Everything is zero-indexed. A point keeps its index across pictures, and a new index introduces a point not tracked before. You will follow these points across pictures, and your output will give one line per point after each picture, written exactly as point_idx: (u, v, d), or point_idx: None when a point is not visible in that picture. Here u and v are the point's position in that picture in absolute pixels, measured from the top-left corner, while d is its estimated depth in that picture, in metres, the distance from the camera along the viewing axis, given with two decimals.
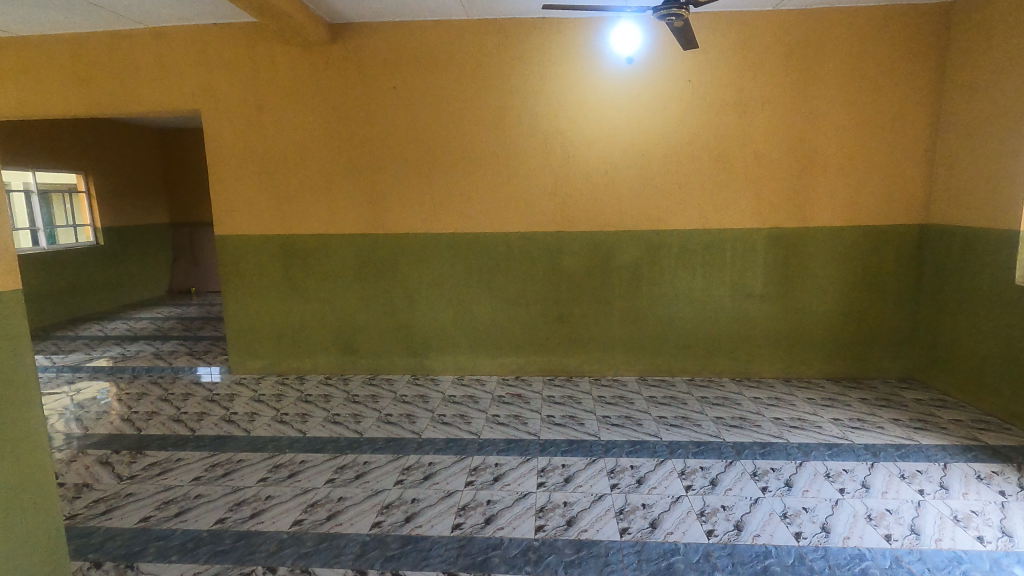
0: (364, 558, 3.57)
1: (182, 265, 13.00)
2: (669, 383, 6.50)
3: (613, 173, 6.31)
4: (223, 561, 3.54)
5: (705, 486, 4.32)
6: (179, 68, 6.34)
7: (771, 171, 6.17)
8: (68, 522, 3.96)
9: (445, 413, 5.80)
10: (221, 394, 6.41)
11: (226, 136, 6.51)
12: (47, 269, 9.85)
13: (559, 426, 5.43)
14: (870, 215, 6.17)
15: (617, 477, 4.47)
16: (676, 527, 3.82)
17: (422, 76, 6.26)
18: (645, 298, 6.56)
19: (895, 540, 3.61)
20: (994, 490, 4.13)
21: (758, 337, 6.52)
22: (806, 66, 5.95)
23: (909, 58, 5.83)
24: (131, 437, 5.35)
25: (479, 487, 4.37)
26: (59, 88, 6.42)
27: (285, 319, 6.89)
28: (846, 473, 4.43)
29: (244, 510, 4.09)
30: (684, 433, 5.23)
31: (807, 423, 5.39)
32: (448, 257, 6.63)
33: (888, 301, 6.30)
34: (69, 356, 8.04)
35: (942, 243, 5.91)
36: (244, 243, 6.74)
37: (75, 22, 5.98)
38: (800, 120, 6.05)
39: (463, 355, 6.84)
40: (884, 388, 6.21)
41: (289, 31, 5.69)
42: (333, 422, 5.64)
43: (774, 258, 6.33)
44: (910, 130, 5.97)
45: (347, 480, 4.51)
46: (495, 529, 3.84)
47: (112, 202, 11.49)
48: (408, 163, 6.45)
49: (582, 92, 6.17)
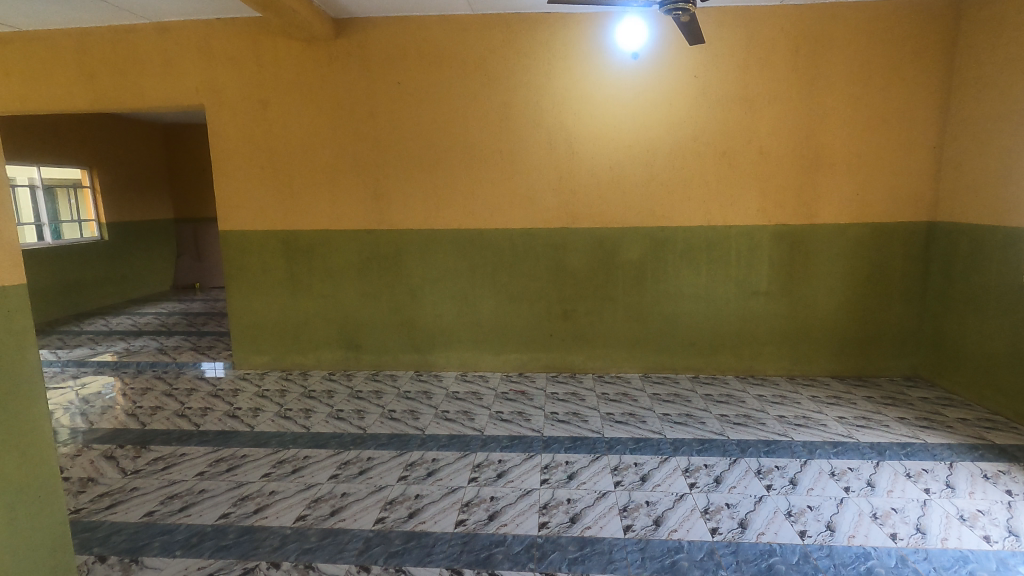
0: (454, 557, 3.46)
1: (187, 260, 12.95)
2: (722, 381, 6.33)
3: (618, 169, 6.19)
4: (316, 559, 3.46)
5: (786, 485, 4.17)
6: (183, 62, 6.26)
7: (778, 167, 6.03)
8: (73, 517, 3.91)
9: (502, 410, 5.68)
10: (271, 389, 6.31)
11: (231, 130, 6.43)
12: (52, 264, 9.82)
13: (622, 424, 5.29)
14: (878, 211, 6.02)
15: (693, 476, 4.34)
16: (769, 527, 3.68)
17: (432, 70, 6.15)
18: (650, 295, 6.44)
19: (996, 542, 3.47)
20: (1001, 489, 4.02)
21: (767, 336, 6.38)
22: (833, 58, 5.78)
23: (925, 52, 5.66)
24: (134, 432, 5.27)
25: (557, 484, 4.27)
26: (81, 84, 6.35)
27: (297, 315, 6.82)
28: (927, 473, 4.27)
29: (322, 508, 4.00)
30: (751, 431, 5.07)
31: (874, 421, 5.21)
32: (450, 253, 6.53)
33: (895, 299, 6.14)
34: (74, 350, 8.00)
35: (949, 240, 5.75)
36: (249, 238, 6.67)
37: (92, 15, 5.89)
38: (811, 116, 5.90)
39: (467, 351, 6.74)
40: (890, 386, 6.07)
41: (294, 24, 5.60)
42: (391, 418, 5.53)
43: (780, 255, 6.19)
44: (919, 126, 5.81)
45: (420, 477, 4.41)
46: (583, 528, 3.73)
47: (118, 198, 11.42)
48: (436, 156, 6.34)
49: (605, 86, 6.04)
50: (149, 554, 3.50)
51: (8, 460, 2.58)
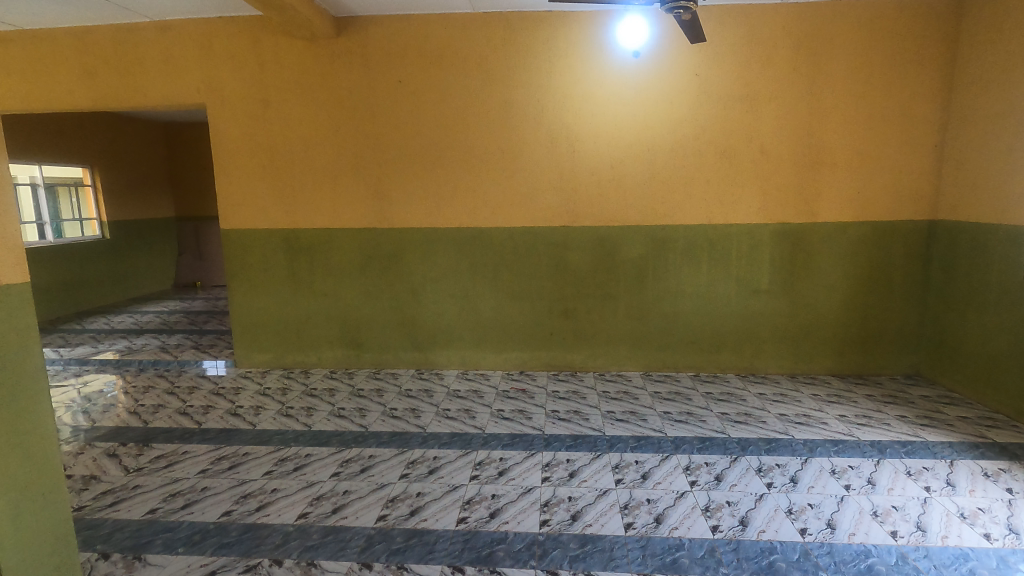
0: (454, 554, 3.48)
1: (188, 258, 12.96)
2: (723, 379, 6.33)
3: (619, 168, 6.18)
4: (318, 556, 3.47)
5: (786, 483, 4.17)
6: (184, 61, 6.27)
7: (778, 165, 6.02)
8: (76, 514, 3.93)
9: (503, 408, 5.69)
10: (272, 387, 6.33)
11: (231, 129, 6.44)
12: (55, 263, 9.84)
13: (623, 422, 5.30)
14: (878, 210, 6.01)
15: (694, 474, 4.34)
16: (769, 525, 3.68)
17: (426, 71, 6.16)
18: (650, 293, 6.44)
19: (996, 540, 3.47)
20: (1002, 487, 4.02)
21: (768, 335, 6.38)
22: (833, 56, 5.77)
23: (927, 50, 5.64)
24: (138, 430, 5.30)
25: (559, 482, 4.27)
26: (81, 83, 6.35)
27: (299, 313, 6.83)
28: (927, 471, 4.27)
29: (324, 506, 4.01)
30: (752, 429, 5.08)
31: (874, 419, 5.21)
32: (450, 251, 6.54)
33: (894, 297, 6.14)
34: (76, 349, 8.02)
35: (950, 239, 5.74)
36: (250, 236, 6.69)
37: (93, 14, 5.90)
38: (811, 114, 5.89)
39: (468, 350, 6.75)
40: (891, 384, 6.07)
41: (294, 23, 5.60)
42: (392, 416, 5.54)
43: (780, 254, 6.19)
44: (919, 124, 5.80)
45: (421, 475, 4.43)
46: (584, 526, 3.73)
47: (119, 196, 11.44)
48: (425, 157, 6.35)
49: (592, 86, 6.04)
50: (151, 551, 3.52)
51: (12, 458, 2.56)
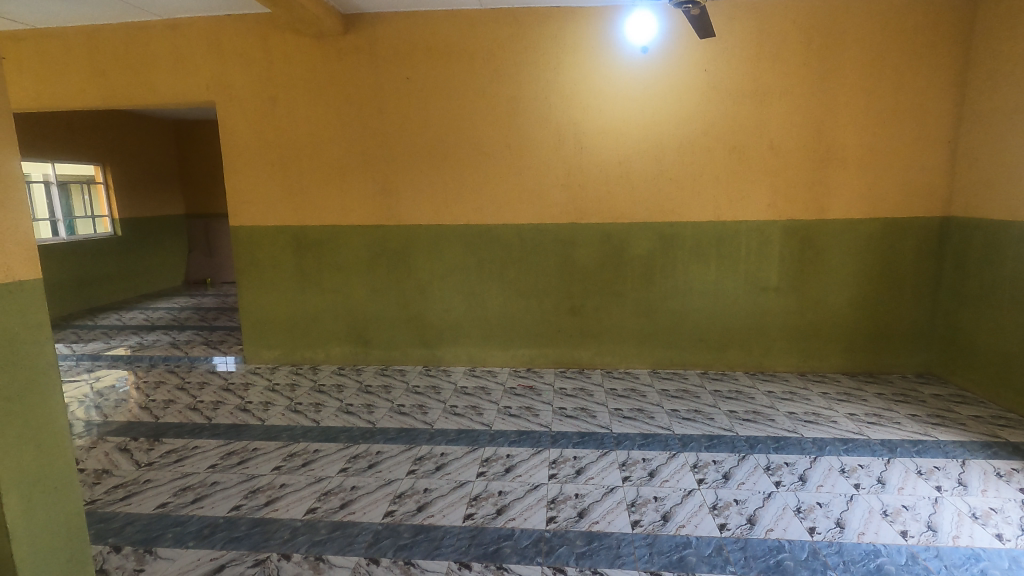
0: (464, 550, 3.46)
1: (199, 257, 12.97)
2: (732, 376, 6.26)
3: (626, 164, 6.15)
4: (326, 550, 3.47)
5: (795, 483, 4.11)
6: (196, 57, 6.30)
7: (788, 160, 5.94)
8: (89, 506, 3.96)
9: (456, 404, 5.69)
10: (237, 383, 6.34)
11: (241, 125, 6.47)
12: (67, 260, 9.94)
13: (630, 420, 5.25)
14: (890, 204, 5.91)
15: (702, 473, 4.29)
16: (781, 524, 3.64)
17: (433, 66, 6.15)
18: (659, 289, 6.38)
19: (1008, 540, 3.41)
20: (1016, 487, 3.95)
21: (775, 333, 6.30)
22: (842, 46, 5.67)
23: (941, 37, 5.53)
24: (150, 424, 5.33)
25: (565, 480, 4.24)
26: (92, 81, 6.41)
27: (310, 305, 6.83)
28: (938, 470, 4.20)
29: (335, 502, 3.99)
30: (758, 428, 5.01)
31: (884, 419, 5.11)
32: (462, 246, 6.52)
33: (907, 292, 6.02)
34: (90, 344, 8.12)
35: (964, 237, 5.63)
36: (260, 234, 6.71)
37: (100, 12, 5.94)
38: (823, 108, 5.80)
39: (475, 344, 6.73)
40: (902, 382, 5.96)
41: (302, 21, 5.65)
42: (346, 412, 5.54)
43: (789, 250, 6.10)
44: (932, 115, 5.68)
45: (428, 471, 4.40)
46: (588, 524, 3.69)
47: (130, 192, 11.50)
48: (432, 155, 6.35)
49: (598, 81, 6.02)
50: (162, 544, 3.53)
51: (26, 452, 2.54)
